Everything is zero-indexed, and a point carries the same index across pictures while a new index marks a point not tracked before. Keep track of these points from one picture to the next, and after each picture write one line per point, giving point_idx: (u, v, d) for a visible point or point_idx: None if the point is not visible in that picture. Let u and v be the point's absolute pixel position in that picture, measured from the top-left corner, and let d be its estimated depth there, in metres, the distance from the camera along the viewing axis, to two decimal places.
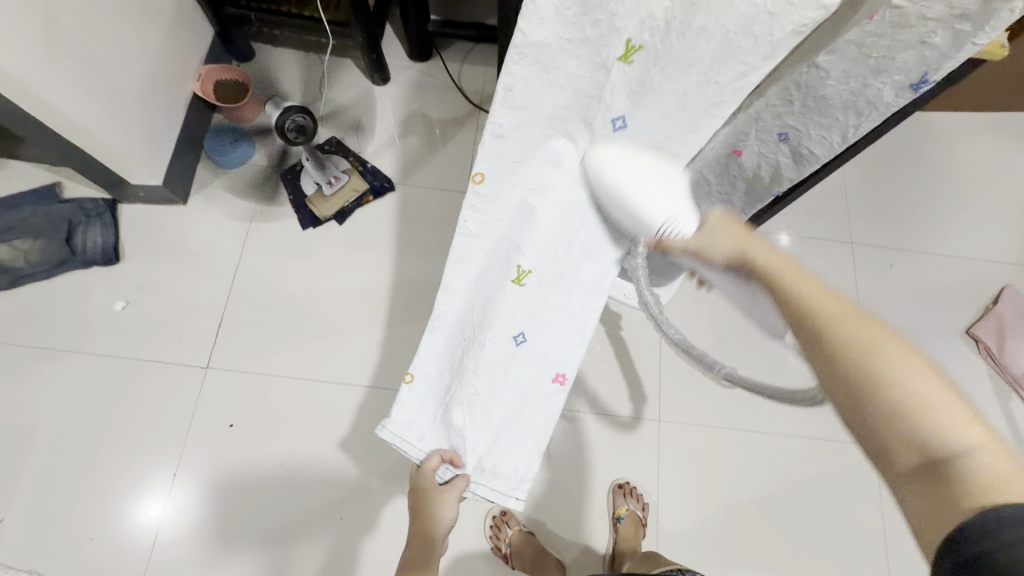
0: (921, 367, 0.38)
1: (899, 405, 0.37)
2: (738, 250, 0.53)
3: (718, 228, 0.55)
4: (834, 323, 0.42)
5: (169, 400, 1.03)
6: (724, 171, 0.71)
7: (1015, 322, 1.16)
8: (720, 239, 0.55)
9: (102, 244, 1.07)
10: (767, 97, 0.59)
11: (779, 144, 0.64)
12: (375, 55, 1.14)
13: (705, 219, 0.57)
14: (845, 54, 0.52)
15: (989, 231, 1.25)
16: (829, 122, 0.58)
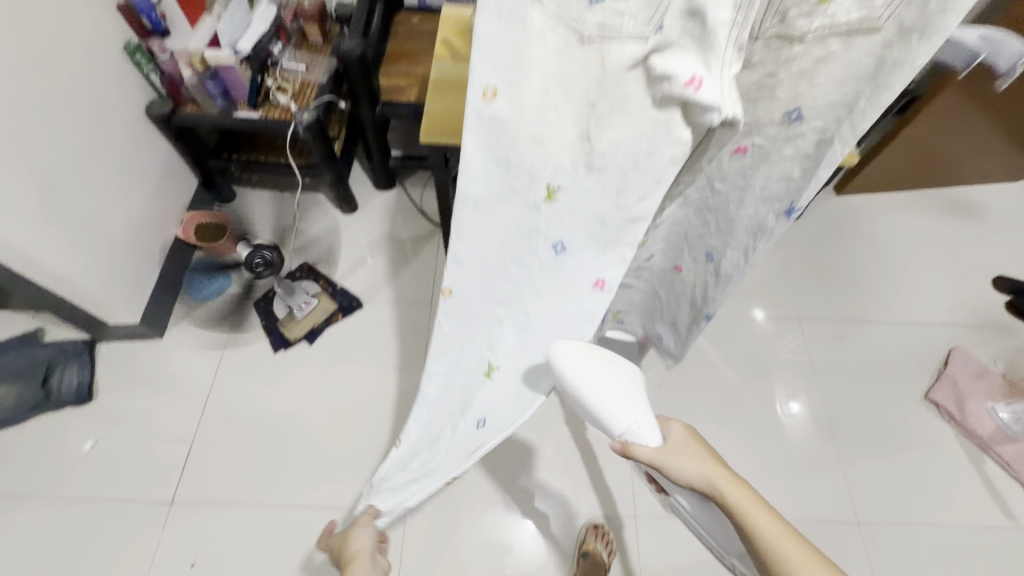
0: None
1: None
2: (702, 477, 0.58)
3: (680, 445, 0.60)
4: (792, 563, 0.51)
5: (132, 541, 1.00)
6: (674, 292, 0.79)
7: (969, 383, 1.19)
8: (688, 462, 0.59)
9: (77, 385, 1.11)
10: (686, 219, 0.68)
11: (708, 264, 0.71)
12: (343, 189, 1.27)
13: (670, 435, 0.61)
14: (733, 183, 0.60)
15: (929, 296, 1.32)
16: (735, 242, 0.65)
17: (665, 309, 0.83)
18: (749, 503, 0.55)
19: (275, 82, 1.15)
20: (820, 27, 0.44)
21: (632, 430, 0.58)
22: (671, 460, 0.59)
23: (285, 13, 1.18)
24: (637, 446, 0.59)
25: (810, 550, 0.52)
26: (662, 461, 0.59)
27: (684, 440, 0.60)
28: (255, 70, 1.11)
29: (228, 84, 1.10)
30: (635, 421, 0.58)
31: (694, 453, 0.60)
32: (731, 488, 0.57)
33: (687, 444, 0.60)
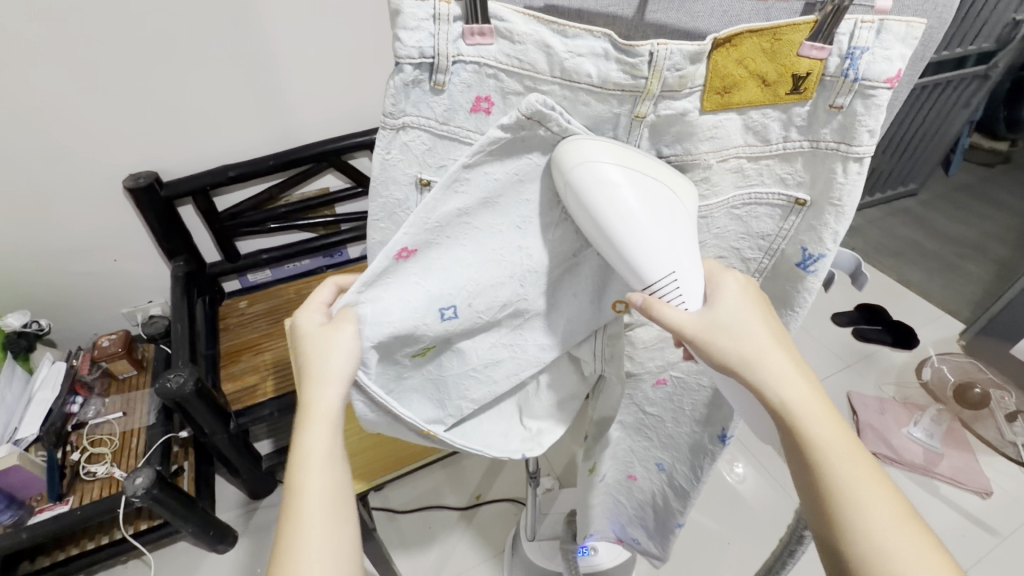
0: (889, 487, 0.32)
1: (843, 513, 0.32)
2: (755, 354, 0.35)
3: (740, 310, 0.35)
4: (829, 450, 0.33)
5: None
6: (633, 497, 0.73)
7: (880, 421, 1.27)
8: (747, 319, 0.35)
9: None
10: (626, 438, 0.66)
11: (658, 471, 0.67)
12: (213, 529, 0.98)
13: (723, 292, 0.35)
14: (665, 404, 0.60)
15: (807, 353, 1.43)
16: (676, 450, 0.63)
17: (633, 512, 0.75)
18: (818, 412, 0.34)
19: (82, 450, 0.92)
20: None
21: (670, 285, 0.32)
22: (731, 335, 0.35)
23: (79, 362, 1.02)
24: (670, 308, 0.33)
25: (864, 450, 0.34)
26: (702, 336, 0.34)
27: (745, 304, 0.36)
28: (52, 449, 0.90)
29: (12, 489, 0.85)
30: (680, 267, 0.32)
31: (759, 316, 0.36)
32: (803, 398, 0.34)
33: (753, 303, 0.35)
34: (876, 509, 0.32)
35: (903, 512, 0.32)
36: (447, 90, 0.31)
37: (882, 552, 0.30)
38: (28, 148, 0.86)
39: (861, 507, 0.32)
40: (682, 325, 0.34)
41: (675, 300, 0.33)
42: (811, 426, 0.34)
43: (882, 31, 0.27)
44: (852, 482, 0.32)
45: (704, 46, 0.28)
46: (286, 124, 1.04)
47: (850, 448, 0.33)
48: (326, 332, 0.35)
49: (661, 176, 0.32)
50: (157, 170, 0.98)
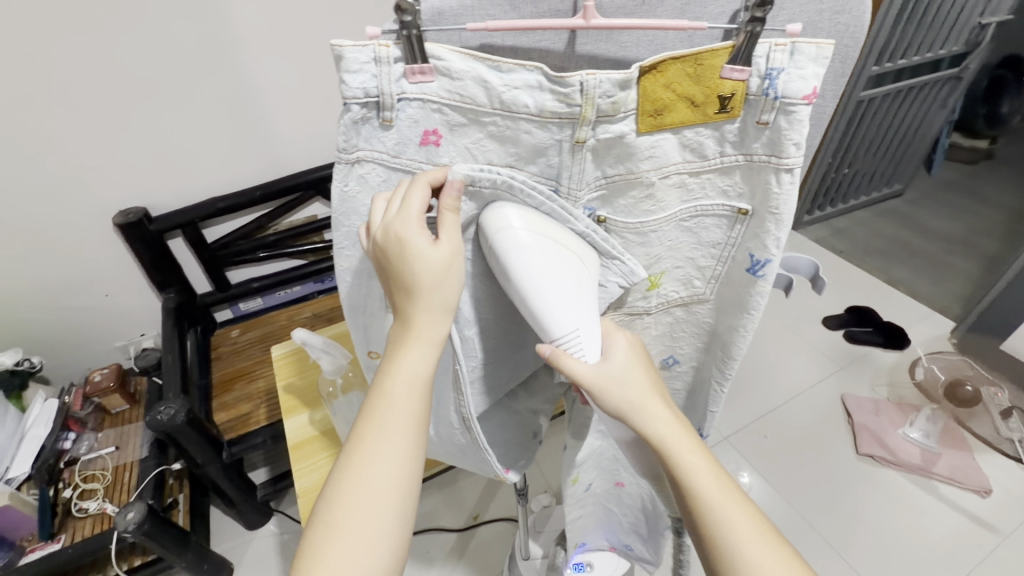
0: (758, 524, 0.34)
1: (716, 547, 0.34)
2: (641, 401, 0.36)
3: (629, 365, 0.37)
4: (709, 495, 0.35)
5: None
6: (623, 505, 0.71)
7: (876, 422, 1.26)
8: (635, 375, 0.37)
9: None
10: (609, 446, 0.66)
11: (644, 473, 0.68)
12: (209, 562, 0.98)
13: (610, 345, 0.37)
14: None
15: (799, 357, 1.43)
16: None
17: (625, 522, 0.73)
18: (694, 452, 0.36)
19: (74, 486, 0.92)
20: (658, 304, 0.45)
21: (574, 340, 0.34)
22: (620, 384, 0.36)
23: (72, 398, 1.03)
24: (572, 360, 0.35)
25: (738, 492, 0.36)
26: (597, 384, 0.36)
27: (631, 357, 0.38)
28: (44, 486, 0.90)
29: (5, 530, 0.85)
30: (583, 324, 0.34)
31: (643, 369, 0.38)
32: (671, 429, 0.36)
33: (638, 359, 0.38)
34: (747, 527, 0.34)
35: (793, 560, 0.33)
36: (395, 126, 0.32)
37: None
38: (19, 191, 0.89)
39: (734, 540, 0.34)
40: (581, 376, 0.35)
41: (577, 352, 0.35)
42: (679, 452, 0.36)
43: (795, 53, 0.29)
44: (723, 517, 0.34)
45: (631, 74, 0.29)
46: (271, 154, 1.06)
47: (729, 490, 0.36)
48: (438, 265, 0.35)
49: (563, 240, 0.34)
50: (146, 206, 1.00)
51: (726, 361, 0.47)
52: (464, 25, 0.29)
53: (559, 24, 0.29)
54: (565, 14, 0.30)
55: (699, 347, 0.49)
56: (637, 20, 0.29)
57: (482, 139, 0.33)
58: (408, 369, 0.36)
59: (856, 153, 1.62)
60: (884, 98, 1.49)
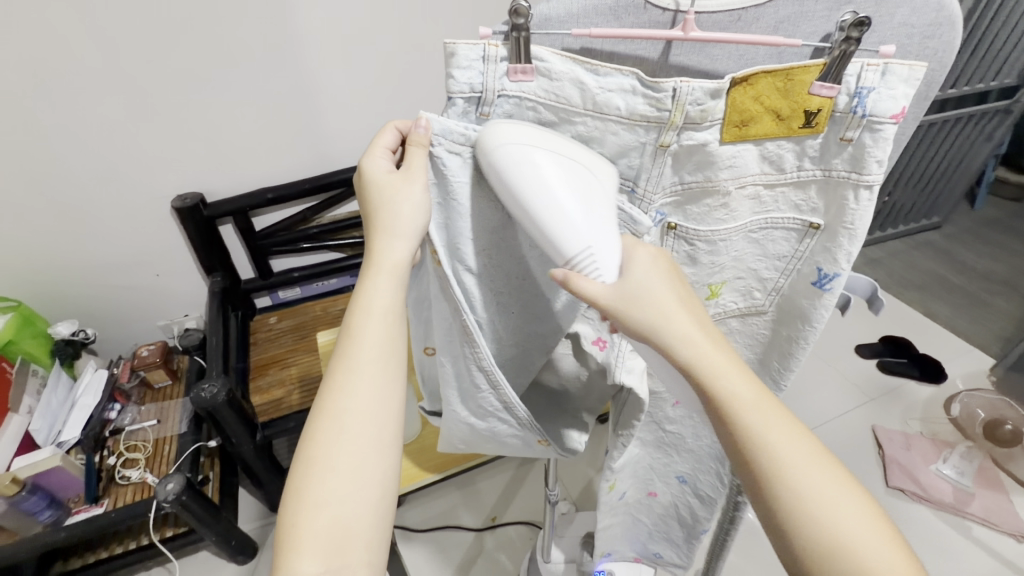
0: (803, 445, 0.35)
1: (772, 469, 0.34)
2: (668, 313, 0.35)
3: (651, 279, 0.35)
4: (754, 415, 0.34)
5: None
6: (653, 513, 0.73)
7: (907, 456, 1.24)
8: (659, 283, 0.35)
9: None
10: (649, 456, 0.65)
11: (681, 485, 0.68)
12: (235, 540, 1.00)
13: (628, 260, 0.36)
14: (686, 421, 0.61)
15: (828, 385, 1.41)
16: (707, 467, 0.64)
17: (654, 531, 0.76)
18: (735, 373, 0.35)
19: (117, 454, 0.96)
20: (715, 314, 0.45)
21: (586, 258, 0.33)
22: (643, 301, 0.35)
23: (120, 370, 1.07)
24: (588, 281, 0.34)
25: (778, 408, 0.35)
26: (619, 305, 0.34)
27: (654, 270, 0.36)
28: (90, 452, 0.94)
29: (52, 490, 0.88)
30: (596, 241, 0.33)
31: (669, 281, 0.36)
32: (720, 360, 0.35)
33: (660, 270, 0.36)
34: (795, 450, 0.34)
35: (839, 473, 0.34)
36: (492, 121, 0.34)
37: (807, 506, 0.33)
38: (91, 170, 0.95)
39: (785, 464, 0.33)
40: (598, 297, 0.34)
41: (593, 272, 0.34)
42: (735, 391, 0.34)
43: (886, 73, 0.30)
44: (776, 440, 0.34)
45: (723, 85, 0.31)
46: (322, 149, 1.10)
47: (769, 406, 0.35)
48: (401, 184, 0.37)
49: (576, 155, 0.34)
50: (202, 192, 1.05)
51: (781, 369, 0.48)
52: (571, 31, 0.31)
53: (658, 34, 0.31)
54: (663, 26, 0.32)
55: (751, 357, 0.49)
56: (734, 35, 0.30)
57: (570, 138, 0.35)
58: (385, 306, 0.38)
59: (897, 181, 1.60)
60: (932, 128, 1.46)
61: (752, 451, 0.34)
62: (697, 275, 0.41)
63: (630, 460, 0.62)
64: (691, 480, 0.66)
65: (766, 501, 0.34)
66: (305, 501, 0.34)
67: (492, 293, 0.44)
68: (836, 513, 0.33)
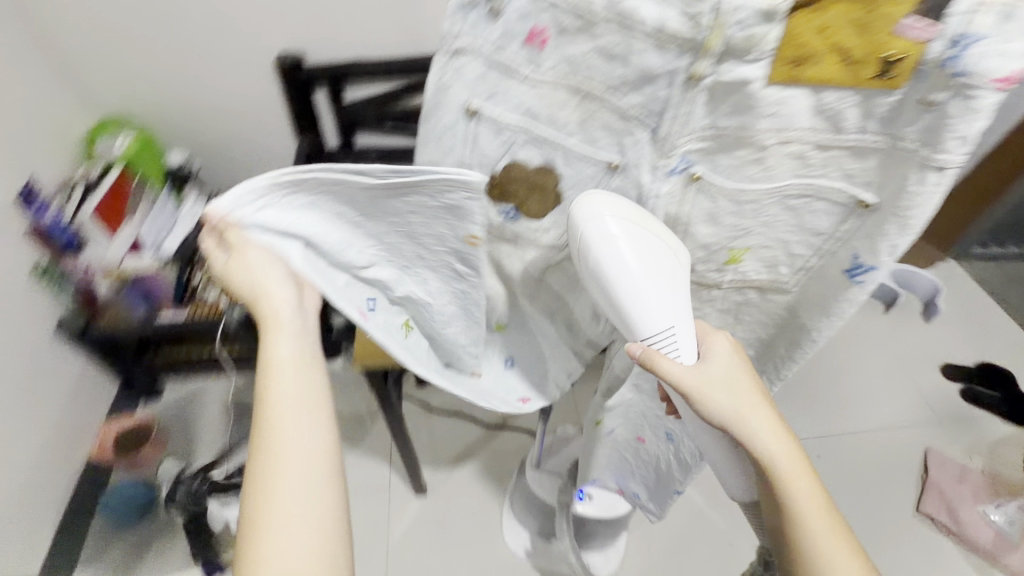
0: (839, 537, 0.44)
1: (807, 548, 0.43)
2: (740, 411, 0.45)
3: (730, 375, 0.47)
4: (801, 506, 0.44)
5: None
6: (639, 458, 0.75)
7: (955, 488, 1.13)
8: (738, 387, 0.46)
9: None
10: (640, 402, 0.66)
11: (668, 441, 0.68)
12: None
13: (710, 355, 0.48)
14: None
15: (893, 394, 1.28)
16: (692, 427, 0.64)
17: (635, 479, 0.78)
18: (796, 470, 0.45)
19: (203, 276, 1.10)
20: (733, 280, 0.48)
21: (669, 338, 0.44)
22: (719, 394, 0.45)
23: None
24: (668, 361, 0.44)
25: (829, 507, 0.45)
26: (696, 391, 0.45)
27: (730, 366, 0.47)
28: (181, 267, 1.08)
29: (150, 290, 1.06)
30: (677, 323, 0.44)
31: (747, 383, 0.47)
32: (787, 457, 0.45)
33: (741, 369, 0.47)
34: (828, 539, 0.43)
35: (865, 568, 0.43)
36: (503, 17, 0.37)
37: None
38: (205, 12, 0.99)
39: (816, 546, 0.43)
40: (682, 380, 0.45)
41: (672, 351, 0.45)
42: (792, 482, 0.44)
43: (1003, 21, 0.28)
44: (814, 527, 0.43)
45: (780, 7, 0.31)
46: (418, 26, 1.06)
47: (818, 501, 0.44)
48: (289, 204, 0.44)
49: (652, 227, 0.42)
50: (301, 52, 1.08)
51: (788, 353, 0.52)
52: None
53: None
54: None
55: (761, 335, 0.53)
56: None
57: (589, 51, 0.37)
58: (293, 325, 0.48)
59: None
60: None
61: (796, 531, 0.44)
62: (717, 234, 0.44)
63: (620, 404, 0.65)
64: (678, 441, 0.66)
65: (801, 569, 0.44)
66: (263, 497, 0.42)
67: (398, 271, 0.53)
68: None
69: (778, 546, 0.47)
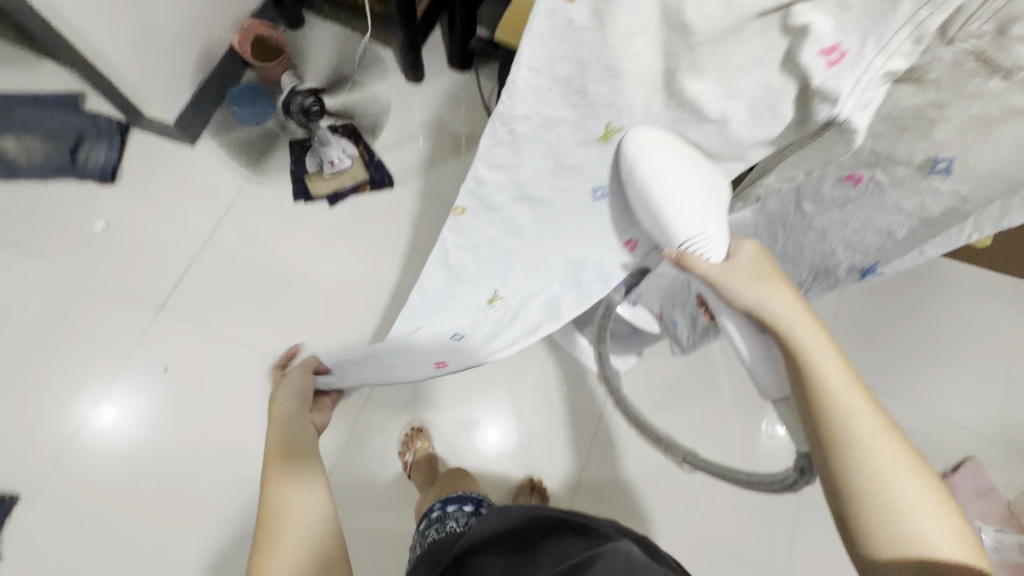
0: (896, 446, 0.40)
1: (865, 468, 0.39)
2: (764, 304, 0.44)
3: (748, 264, 0.46)
4: (852, 418, 0.40)
5: (110, 324, 1.03)
6: None
7: (968, 499, 1.08)
8: (754, 279, 0.45)
9: (102, 164, 1.11)
10: (755, 224, 0.59)
11: None
12: (414, 55, 1.14)
13: (734, 252, 0.47)
14: (828, 209, 0.52)
15: (978, 397, 1.15)
16: (793, 270, 0.60)
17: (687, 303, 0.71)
18: (838, 373, 0.41)
19: None
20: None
21: (700, 240, 0.45)
22: (740, 281, 0.45)
23: None
24: (697, 260, 0.46)
25: (880, 411, 0.41)
26: (719, 278, 0.46)
27: (754, 261, 0.46)
28: None
29: None
30: (710, 228, 0.45)
31: (776, 282, 0.45)
32: (828, 360, 0.42)
33: (765, 264, 0.46)
34: (885, 452, 0.39)
35: (924, 478, 0.39)
36: None
37: (887, 500, 0.38)
38: None
39: (875, 460, 0.39)
40: (708, 270, 0.46)
41: (702, 251, 0.45)
42: (838, 389, 0.41)
43: None
44: (872, 441, 0.39)
45: None
46: None
47: (874, 413, 0.40)
48: None
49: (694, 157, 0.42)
50: None
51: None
52: None
53: None
54: None
55: (997, 166, 0.40)
56: None
57: None
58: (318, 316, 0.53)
59: None
60: None
61: (850, 450, 0.40)
62: None
63: (736, 219, 0.59)
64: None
65: (860, 495, 0.39)
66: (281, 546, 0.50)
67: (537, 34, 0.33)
68: (913, 513, 0.38)
69: (826, 482, 0.42)
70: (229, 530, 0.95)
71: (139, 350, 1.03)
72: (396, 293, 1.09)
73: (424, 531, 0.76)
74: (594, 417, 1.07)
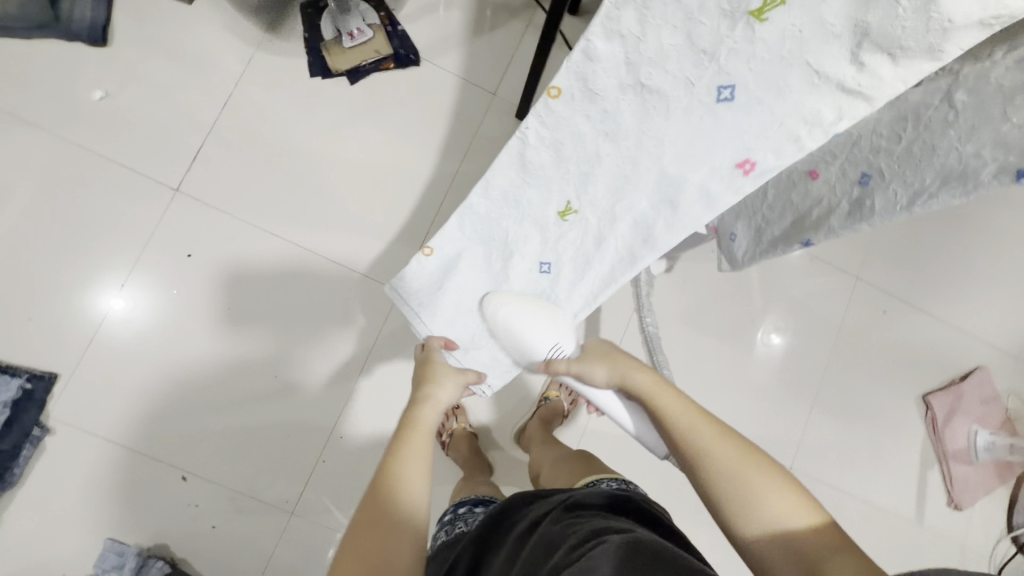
0: (752, 463, 0.47)
1: (727, 493, 0.47)
2: (613, 376, 0.58)
3: (594, 357, 0.59)
4: (705, 454, 0.49)
5: (123, 204, 0.97)
6: (787, 195, 0.63)
7: (973, 403, 1.12)
8: (595, 364, 0.59)
9: (90, 21, 0.97)
10: (876, 121, 0.51)
11: (854, 185, 0.55)
12: None
13: (585, 345, 0.61)
14: (986, 98, 0.43)
15: (1001, 311, 1.16)
16: (913, 179, 0.50)
17: (763, 208, 0.66)
18: (680, 411, 0.52)
19: None
20: None
21: (556, 346, 0.59)
22: (583, 364, 0.59)
23: None
24: (559, 362, 0.59)
25: (728, 436, 0.50)
26: (581, 373, 0.59)
27: (599, 356, 0.59)
28: None
29: None
30: (561, 339, 0.58)
31: (622, 359, 0.58)
32: (675, 404, 0.53)
33: (601, 354, 0.59)
34: (742, 473, 0.47)
35: (786, 482, 0.46)
36: None
37: (756, 508, 0.45)
38: None
39: (732, 478, 0.47)
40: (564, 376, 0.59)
41: (557, 352, 0.59)
42: (684, 427, 0.51)
43: None
44: (728, 462, 0.48)
45: None
46: None
47: (718, 433, 0.50)
48: None
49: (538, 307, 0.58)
50: None
51: None
52: None
53: None
54: None
55: None
56: None
57: None
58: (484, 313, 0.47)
59: None
60: None
61: (711, 485, 0.48)
62: None
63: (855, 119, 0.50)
64: (874, 187, 0.53)
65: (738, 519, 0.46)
66: None
67: None
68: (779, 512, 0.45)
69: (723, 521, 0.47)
70: (264, 414, 0.97)
71: (155, 235, 0.97)
72: (425, 183, 1.03)
73: (437, 534, 0.72)
74: (623, 317, 1.07)
